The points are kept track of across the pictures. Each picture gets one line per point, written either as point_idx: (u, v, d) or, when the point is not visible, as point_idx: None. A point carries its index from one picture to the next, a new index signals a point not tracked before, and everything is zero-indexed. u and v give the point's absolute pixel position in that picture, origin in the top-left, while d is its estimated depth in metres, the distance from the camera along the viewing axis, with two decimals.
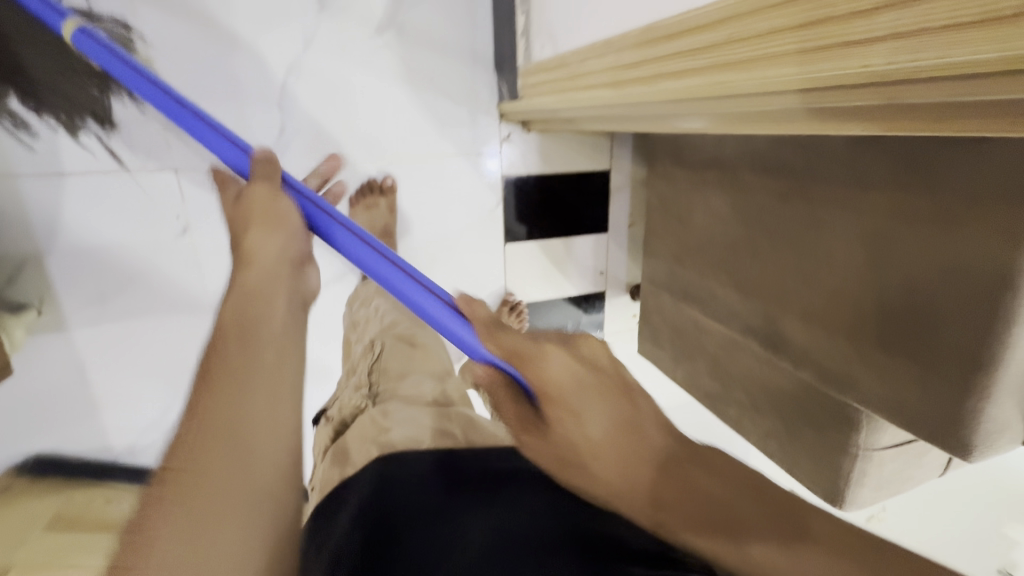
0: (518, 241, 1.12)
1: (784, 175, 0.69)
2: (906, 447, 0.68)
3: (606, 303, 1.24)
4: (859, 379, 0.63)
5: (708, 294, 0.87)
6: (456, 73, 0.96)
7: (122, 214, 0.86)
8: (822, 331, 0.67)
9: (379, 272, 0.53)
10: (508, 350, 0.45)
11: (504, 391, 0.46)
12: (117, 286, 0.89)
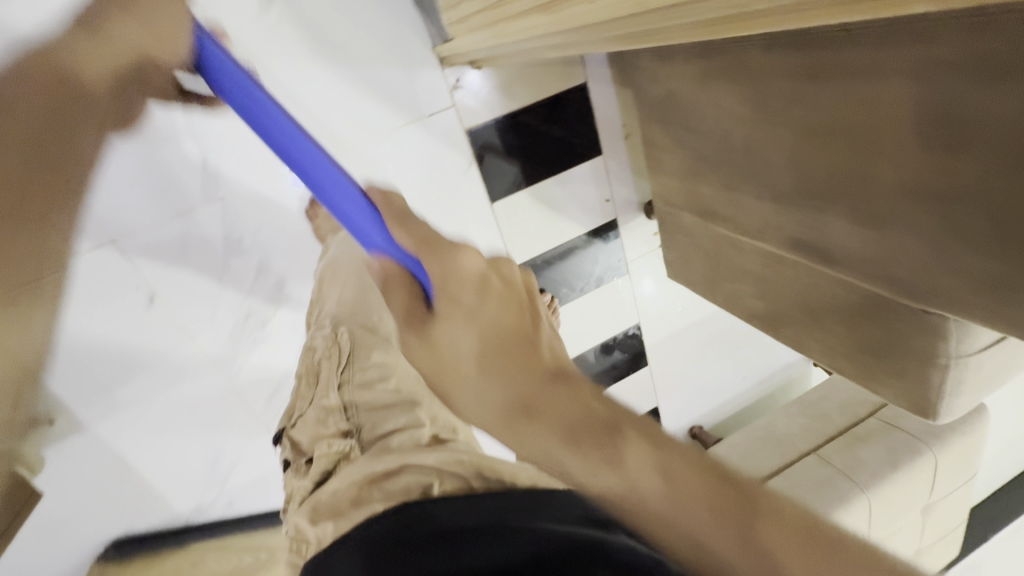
0: (506, 198, 0.99)
1: (805, 46, 0.52)
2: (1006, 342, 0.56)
3: (622, 231, 1.11)
4: (948, 284, 0.51)
5: (734, 205, 0.73)
6: (374, 28, 0.80)
7: (83, 299, 0.78)
8: (889, 233, 0.54)
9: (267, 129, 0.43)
10: (422, 242, 0.40)
11: (399, 278, 0.41)
12: (111, 373, 0.84)
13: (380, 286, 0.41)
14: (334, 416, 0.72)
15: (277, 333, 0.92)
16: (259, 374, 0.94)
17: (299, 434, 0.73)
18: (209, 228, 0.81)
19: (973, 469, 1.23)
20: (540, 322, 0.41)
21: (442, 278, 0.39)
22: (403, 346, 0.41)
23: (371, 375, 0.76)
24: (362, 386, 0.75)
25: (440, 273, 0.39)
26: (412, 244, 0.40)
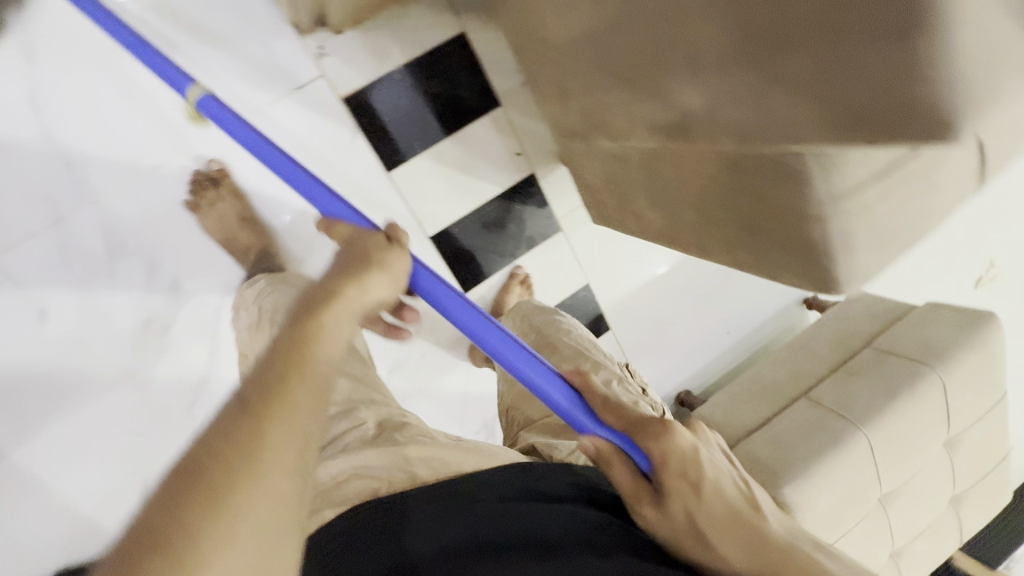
0: (404, 166, 0.94)
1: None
2: (904, 174, 0.45)
3: (544, 185, 1.05)
4: (777, 111, 0.43)
5: (602, 107, 0.66)
6: (219, 6, 0.79)
7: None
8: (711, 73, 0.46)
9: (493, 342, 0.59)
10: (626, 422, 0.56)
11: (611, 450, 0.55)
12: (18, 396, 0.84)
13: (597, 459, 0.55)
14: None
15: (182, 337, 0.90)
16: (172, 382, 0.91)
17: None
18: (88, 236, 0.82)
19: (999, 390, 1.06)
20: (728, 476, 0.55)
21: (660, 458, 0.53)
22: (640, 521, 0.53)
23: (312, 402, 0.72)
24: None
25: (659, 455, 0.53)
26: (617, 423, 0.56)
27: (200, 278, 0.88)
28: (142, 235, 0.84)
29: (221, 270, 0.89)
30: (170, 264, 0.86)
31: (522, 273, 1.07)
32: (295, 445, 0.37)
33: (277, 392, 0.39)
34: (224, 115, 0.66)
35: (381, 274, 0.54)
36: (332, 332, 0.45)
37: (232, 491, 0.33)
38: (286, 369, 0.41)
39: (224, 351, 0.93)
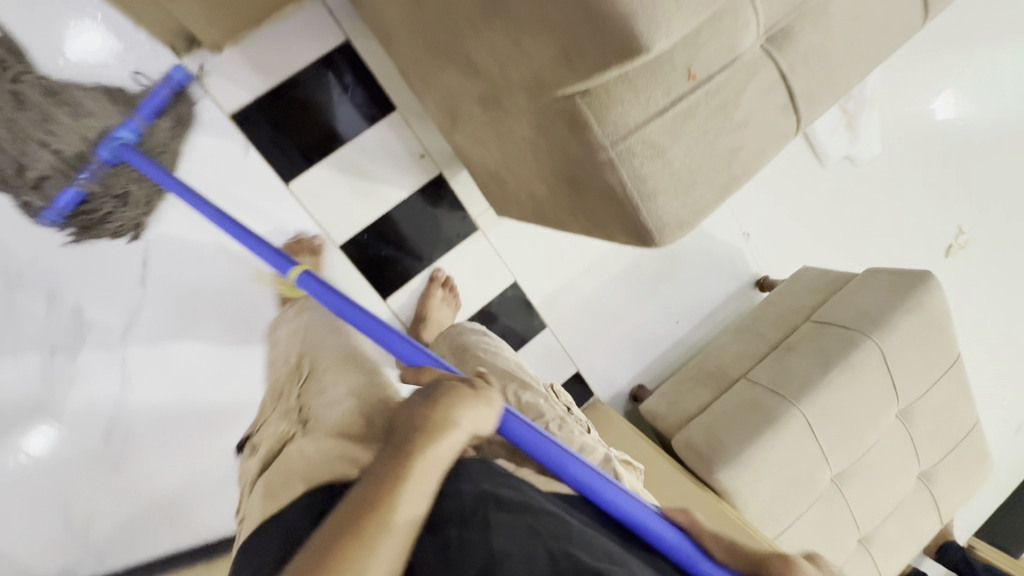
0: (302, 175, 0.95)
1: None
2: (688, 106, 0.44)
3: (453, 185, 1.05)
4: (530, 49, 0.43)
5: (448, 90, 0.66)
6: (96, 42, 0.83)
7: None
8: (481, 28, 0.47)
9: (613, 500, 0.55)
10: (742, 560, 0.59)
11: None
12: None
13: None
14: (293, 414, 0.67)
15: (90, 364, 0.91)
16: (84, 409, 0.90)
17: (266, 434, 0.70)
18: None
19: (950, 353, 1.00)
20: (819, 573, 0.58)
21: None
22: None
23: (341, 386, 0.67)
24: (321, 395, 0.66)
25: None
26: (728, 557, 0.59)
27: (105, 303, 0.91)
28: (42, 266, 0.87)
29: (126, 296, 0.92)
30: (72, 293, 0.89)
31: (442, 276, 1.06)
32: (396, 523, 0.44)
33: (385, 480, 0.46)
34: (323, 291, 0.70)
35: (481, 405, 0.52)
36: (443, 448, 0.49)
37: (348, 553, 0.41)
38: (398, 463, 0.47)
39: (136, 375, 0.94)
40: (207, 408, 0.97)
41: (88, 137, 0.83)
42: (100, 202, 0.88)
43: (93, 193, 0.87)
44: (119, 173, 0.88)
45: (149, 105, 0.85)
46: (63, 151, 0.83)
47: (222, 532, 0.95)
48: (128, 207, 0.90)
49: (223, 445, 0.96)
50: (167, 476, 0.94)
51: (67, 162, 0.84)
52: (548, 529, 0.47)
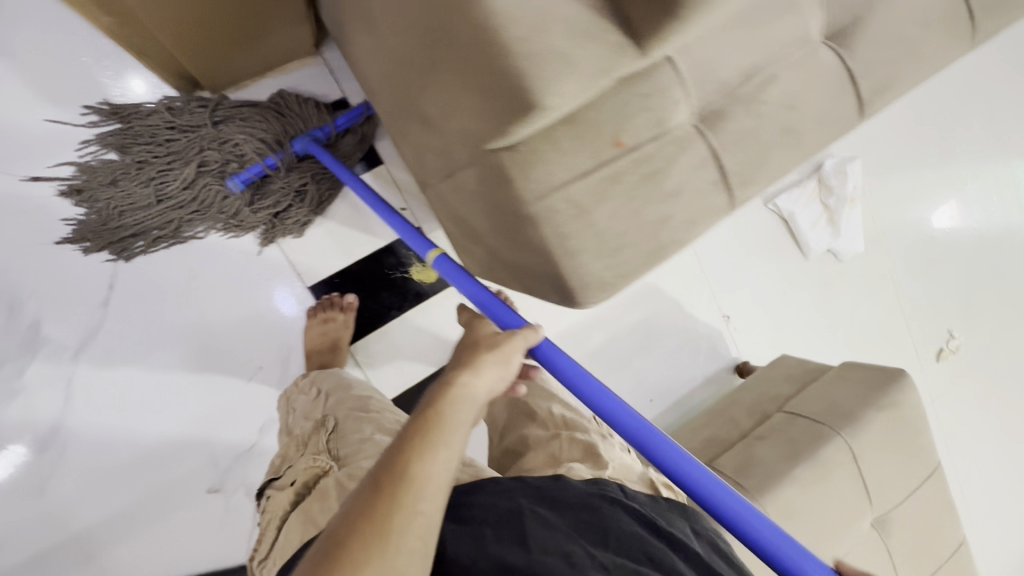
0: (283, 231, 0.97)
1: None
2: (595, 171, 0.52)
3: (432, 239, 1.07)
4: (461, 113, 0.50)
5: (415, 145, 0.70)
6: (106, 75, 0.88)
7: None
8: (433, 85, 0.51)
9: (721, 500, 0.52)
10: None
11: None
12: None
13: None
14: (327, 454, 0.68)
15: (34, 383, 0.89)
16: (20, 429, 0.89)
17: (290, 475, 0.68)
18: None
19: (928, 461, 0.95)
20: None
21: None
22: None
23: (365, 426, 0.71)
24: (349, 436, 0.70)
25: None
26: None
27: (63, 323, 0.89)
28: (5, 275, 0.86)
29: (84, 317, 0.90)
30: (29, 306, 0.88)
31: None
32: (444, 479, 0.46)
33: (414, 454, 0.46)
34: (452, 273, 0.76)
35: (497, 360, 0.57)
36: (457, 422, 0.50)
37: (399, 505, 0.43)
38: (427, 426, 0.49)
39: (79, 398, 0.91)
40: (149, 441, 0.95)
41: (288, 132, 0.93)
42: (273, 196, 0.94)
43: (266, 188, 0.93)
44: (304, 169, 0.95)
45: (344, 116, 0.96)
46: (264, 142, 0.92)
47: None
48: (303, 205, 0.96)
49: (158, 485, 0.95)
50: (92, 508, 0.92)
51: (266, 145, 0.92)
52: (586, 533, 0.51)
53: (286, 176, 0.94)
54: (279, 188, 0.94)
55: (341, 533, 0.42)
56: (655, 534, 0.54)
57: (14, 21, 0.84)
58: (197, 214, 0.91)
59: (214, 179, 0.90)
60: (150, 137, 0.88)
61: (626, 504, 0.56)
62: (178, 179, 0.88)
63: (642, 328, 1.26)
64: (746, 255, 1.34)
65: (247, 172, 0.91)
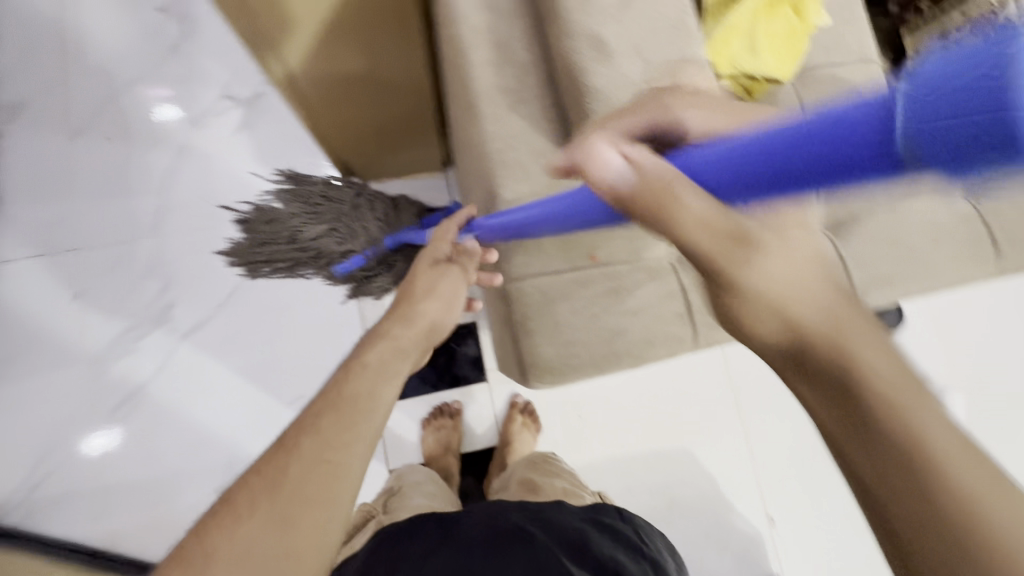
0: (366, 293, 1.17)
1: (453, 78, 0.76)
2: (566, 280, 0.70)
3: (482, 335, 1.19)
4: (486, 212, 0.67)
5: None
6: (299, 150, 1.21)
7: (36, 285, 1.13)
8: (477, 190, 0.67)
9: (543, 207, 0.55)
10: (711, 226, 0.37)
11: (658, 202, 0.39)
12: (18, 345, 1.10)
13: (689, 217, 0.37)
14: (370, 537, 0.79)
15: (146, 349, 1.12)
16: (119, 380, 1.11)
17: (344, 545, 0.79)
18: (140, 257, 1.15)
19: None
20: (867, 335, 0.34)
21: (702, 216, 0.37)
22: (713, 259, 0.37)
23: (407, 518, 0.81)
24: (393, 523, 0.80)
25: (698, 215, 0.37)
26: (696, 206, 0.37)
27: (189, 310, 1.15)
28: (171, 265, 1.15)
29: (205, 311, 1.15)
30: (174, 291, 1.15)
31: (522, 403, 1.17)
32: (365, 436, 0.47)
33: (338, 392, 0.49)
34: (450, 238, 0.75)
35: (431, 301, 0.61)
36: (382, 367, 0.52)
37: (303, 458, 0.44)
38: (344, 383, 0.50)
39: (168, 372, 1.12)
40: (195, 427, 1.11)
41: (390, 224, 1.15)
42: (374, 266, 1.13)
43: (374, 257, 1.12)
44: (399, 253, 1.15)
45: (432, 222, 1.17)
46: (370, 228, 1.12)
47: (122, 545, 1.05)
48: (387, 274, 1.15)
49: (183, 467, 1.09)
50: (131, 467, 1.08)
51: (372, 230, 1.13)
52: (566, 546, 0.60)
53: (390, 254, 1.14)
54: (381, 261, 1.13)
55: (242, 504, 0.42)
56: (625, 557, 0.63)
57: (261, 107, 1.22)
58: (312, 261, 1.11)
59: (336, 241, 1.10)
60: (307, 197, 1.13)
61: (603, 528, 0.67)
62: (313, 233, 1.10)
63: (665, 492, 1.17)
64: (802, 453, 1.21)
65: (359, 246, 1.11)
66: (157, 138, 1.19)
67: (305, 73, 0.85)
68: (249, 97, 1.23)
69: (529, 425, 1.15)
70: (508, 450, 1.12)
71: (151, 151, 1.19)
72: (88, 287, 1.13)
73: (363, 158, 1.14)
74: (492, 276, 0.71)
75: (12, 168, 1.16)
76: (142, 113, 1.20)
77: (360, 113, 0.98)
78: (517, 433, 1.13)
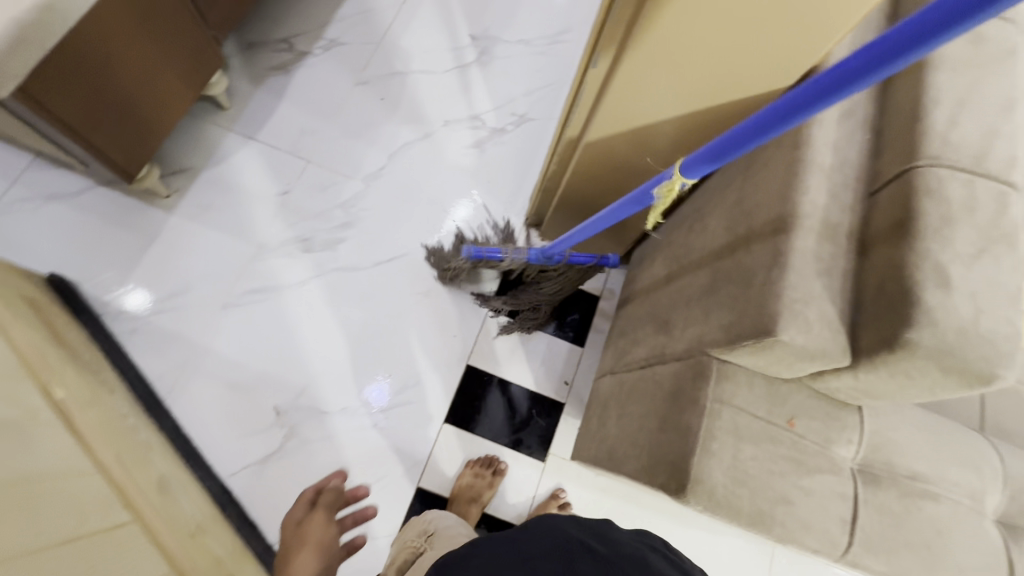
0: (490, 326, 1.23)
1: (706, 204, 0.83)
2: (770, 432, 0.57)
3: (562, 418, 1.19)
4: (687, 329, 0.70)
5: (635, 339, 0.89)
6: (508, 187, 1.35)
7: (258, 167, 1.30)
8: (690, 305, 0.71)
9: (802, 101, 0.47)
10: None
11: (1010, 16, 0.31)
12: (215, 201, 1.26)
13: None
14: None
15: (301, 261, 1.23)
16: (265, 273, 1.22)
17: None
18: (344, 192, 1.30)
19: None
20: None
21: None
22: None
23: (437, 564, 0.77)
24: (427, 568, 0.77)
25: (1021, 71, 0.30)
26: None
27: (351, 252, 1.25)
28: (361, 211, 1.29)
29: (361, 260, 1.25)
30: (349, 232, 1.27)
31: (562, 498, 1.12)
32: None
33: None
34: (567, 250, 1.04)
35: (308, 550, 0.86)
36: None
37: None
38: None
39: (302, 289, 1.21)
40: (294, 347, 1.17)
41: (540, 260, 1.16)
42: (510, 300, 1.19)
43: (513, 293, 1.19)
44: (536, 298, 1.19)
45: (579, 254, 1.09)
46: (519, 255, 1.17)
47: (175, 405, 1.11)
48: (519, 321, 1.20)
49: (260, 372, 1.15)
50: (225, 346, 1.16)
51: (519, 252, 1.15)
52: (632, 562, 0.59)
53: (530, 297, 1.19)
54: (520, 298, 1.19)
55: None
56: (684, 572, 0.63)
57: (499, 139, 1.40)
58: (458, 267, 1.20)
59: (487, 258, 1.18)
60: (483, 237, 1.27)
61: (659, 550, 0.66)
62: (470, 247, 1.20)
63: None
64: None
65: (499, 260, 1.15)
66: (411, 117, 1.39)
67: (581, 152, 0.94)
68: (496, 128, 1.41)
69: None
70: None
71: (403, 124, 1.38)
72: (294, 191, 1.29)
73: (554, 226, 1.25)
74: (656, 380, 0.73)
75: (302, 80, 1.39)
76: (412, 95, 1.41)
77: (585, 198, 1.09)
78: None
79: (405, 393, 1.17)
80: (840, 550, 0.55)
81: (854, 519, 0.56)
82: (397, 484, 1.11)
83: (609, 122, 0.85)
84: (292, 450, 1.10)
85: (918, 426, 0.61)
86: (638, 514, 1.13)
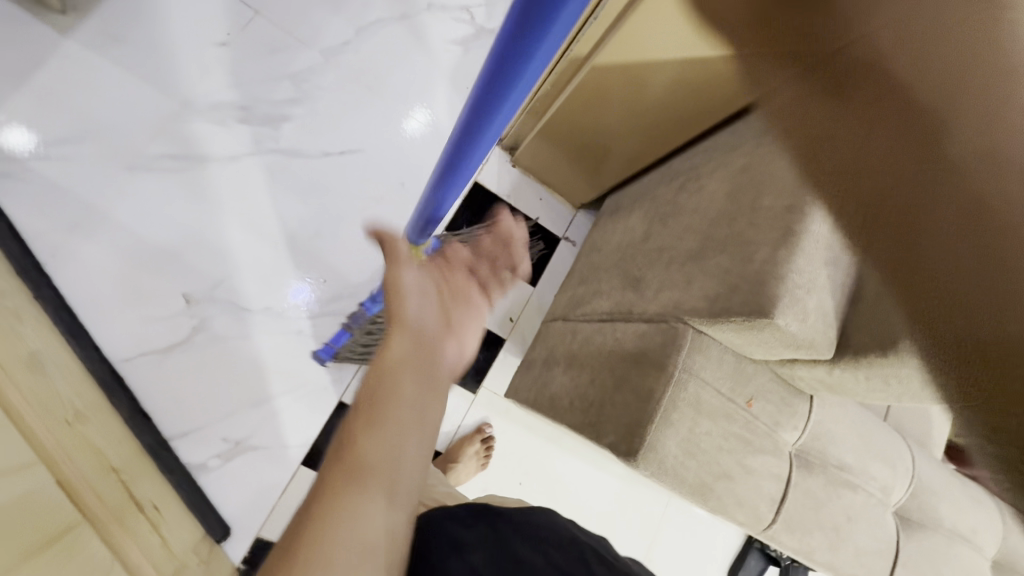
0: None
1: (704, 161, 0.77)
2: (728, 411, 0.56)
3: (500, 354, 1.16)
4: (659, 291, 0.66)
5: (598, 291, 0.85)
6: None
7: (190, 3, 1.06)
8: (667, 267, 0.67)
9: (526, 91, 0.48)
10: None
11: None
12: (129, 33, 1.02)
13: None
14: None
15: (235, 133, 1.05)
16: (188, 137, 1.02)
17: None
18: (296, 61, 1.10)
19: None
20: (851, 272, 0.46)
21: None
22: None
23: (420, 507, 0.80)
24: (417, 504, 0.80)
25: None
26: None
27: (297, 134, 1.08)
28: (314, 88, 1.10)
29: (308, 145, 1.08)
30: (298, 110, 1.09)
31: (487, 433, 1.11)
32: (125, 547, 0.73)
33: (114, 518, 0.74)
34: None
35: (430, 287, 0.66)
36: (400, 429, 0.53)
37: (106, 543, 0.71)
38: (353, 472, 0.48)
39: (231, 166, 1.04)
40: (215, 232, 1.02)
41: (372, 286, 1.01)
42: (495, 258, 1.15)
43: None
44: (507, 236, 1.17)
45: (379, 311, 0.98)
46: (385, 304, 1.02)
47: (57, 271, 0.94)
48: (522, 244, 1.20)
49: (169, 252, 0.99)
50: (127, 214, 0.98)
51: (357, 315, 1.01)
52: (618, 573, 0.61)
53: None
54: None
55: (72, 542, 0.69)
56: None
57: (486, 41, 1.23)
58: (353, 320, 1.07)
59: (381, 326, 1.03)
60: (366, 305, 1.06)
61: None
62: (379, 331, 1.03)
63: None
64: None
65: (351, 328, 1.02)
66: None
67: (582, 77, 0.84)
68: (485, 27, 1.24)
69: (480, 457, 1.09)
70: (447, 465, 1.05)
71: None
72: (234, 44, 1.07)
73: (528, 155, 1.16)
74: (616, 338, 0.70)
75: None
76: None
77: (571, 132, 1.01)
78: (465, 457, 1.07)
79: (339, 305, 1.07)
80: (764, 524, 0.57)
81: (782, 500, 0.58)
82: (317, 397, 1.04)
83: (621, 53, 0.75)
84: (201, 345, 0.99)
85: (855, 421, 0.63)
86: (556, 454, 1.16)
